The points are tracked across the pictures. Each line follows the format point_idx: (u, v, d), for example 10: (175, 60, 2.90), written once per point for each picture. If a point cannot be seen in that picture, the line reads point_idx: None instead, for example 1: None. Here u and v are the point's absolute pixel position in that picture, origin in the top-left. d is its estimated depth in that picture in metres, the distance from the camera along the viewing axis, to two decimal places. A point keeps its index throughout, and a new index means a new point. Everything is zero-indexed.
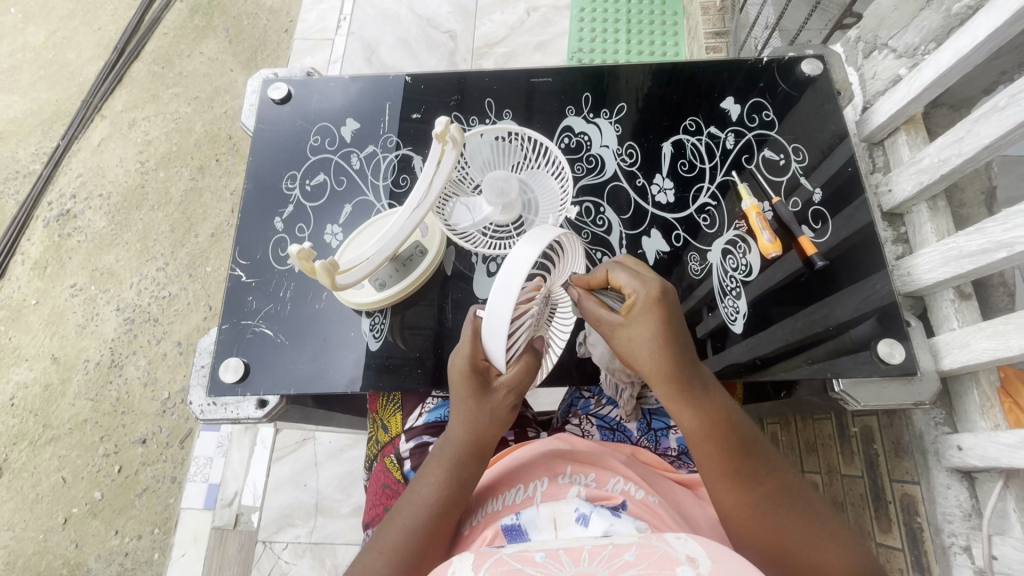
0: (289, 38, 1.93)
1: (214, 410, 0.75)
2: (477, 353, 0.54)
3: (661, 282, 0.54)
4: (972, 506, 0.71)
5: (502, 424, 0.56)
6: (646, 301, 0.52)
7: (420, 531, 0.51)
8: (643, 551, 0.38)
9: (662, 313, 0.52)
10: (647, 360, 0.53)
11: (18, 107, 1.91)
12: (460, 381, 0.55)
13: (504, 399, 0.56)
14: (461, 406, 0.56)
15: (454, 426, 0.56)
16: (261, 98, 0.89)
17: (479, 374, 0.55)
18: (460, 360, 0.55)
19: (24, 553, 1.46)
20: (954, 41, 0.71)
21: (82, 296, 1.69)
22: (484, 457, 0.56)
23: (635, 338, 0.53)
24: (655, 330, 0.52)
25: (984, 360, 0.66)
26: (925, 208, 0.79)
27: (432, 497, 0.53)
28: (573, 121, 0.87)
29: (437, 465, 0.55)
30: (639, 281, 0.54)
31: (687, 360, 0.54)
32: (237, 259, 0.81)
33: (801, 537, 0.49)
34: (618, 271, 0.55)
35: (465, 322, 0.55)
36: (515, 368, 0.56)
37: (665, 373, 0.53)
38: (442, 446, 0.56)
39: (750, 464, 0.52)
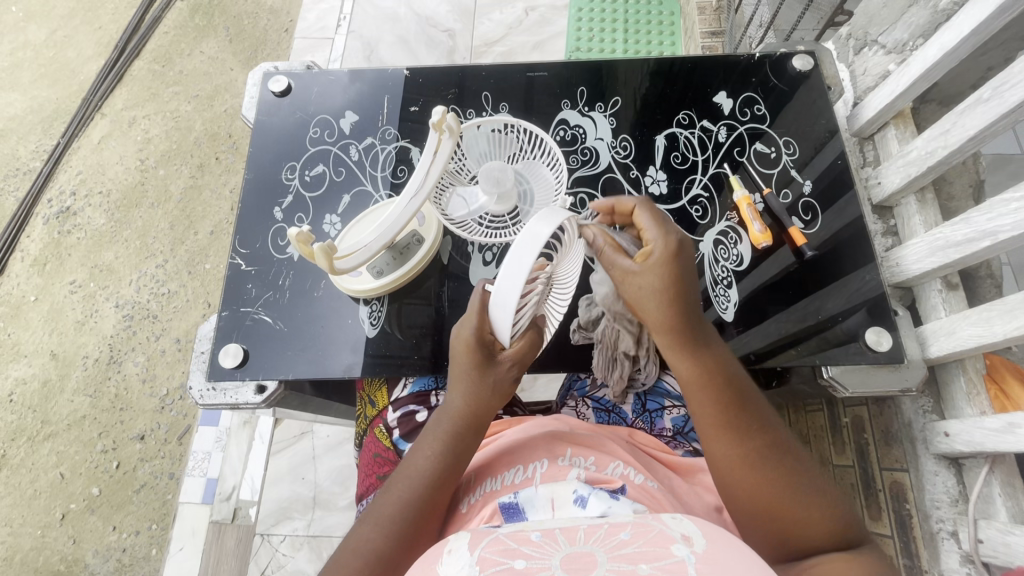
0: (288, 38, 1.94)
1: (213, 395, 0.76)
2: (484, 325, 0.55)
3: (680, 238, 0.56)
4: (960, 492, 0.72)
5: (502, 397, 0.58)
6: (663, 253, 0.54)
7: (416, 502, 0.53)
8: (639, 530, 0.38)
9: (675, 266, 0.54)
10: (653, 306, 0.55)
11: (18, 105, 1.93)
12: (464, 353, 0.56)
13: (506, 373, 0.57)
14: (462, 378, 0.57)
15: (454, 398, 0.58)
16: (261, 91, 0.91)
17: (483, 346, 0.56)
18: (466, 330, 0.56)
19: (23, 548, 1.47)
20: (940, 36, 0.73)
21: (81, 293, 1.70)
22: (482, 431, 0.57)
23: (645, 284, 0.55)
24: (665, 280, 0.54)
25: (970, 347, 0.68)
26: (914, 201, 0.80)
27: (430, 468, 0.54)
28: (569, 114, 0.88)
29: (436, 437, 0.56)
30: (659, 231, 0.56)
31: (692, 314, 0.56)
32: (237, 248, 0.83)
33: (787, 490, 0.50)
34: (645, 214, 0.58)
35: (473, 294, 0.56)
36: (519, 343, 0.57)
37: (668, 323, 0.55)
38: (440, 417, 0.58)
39: (744, 417, 0.53)
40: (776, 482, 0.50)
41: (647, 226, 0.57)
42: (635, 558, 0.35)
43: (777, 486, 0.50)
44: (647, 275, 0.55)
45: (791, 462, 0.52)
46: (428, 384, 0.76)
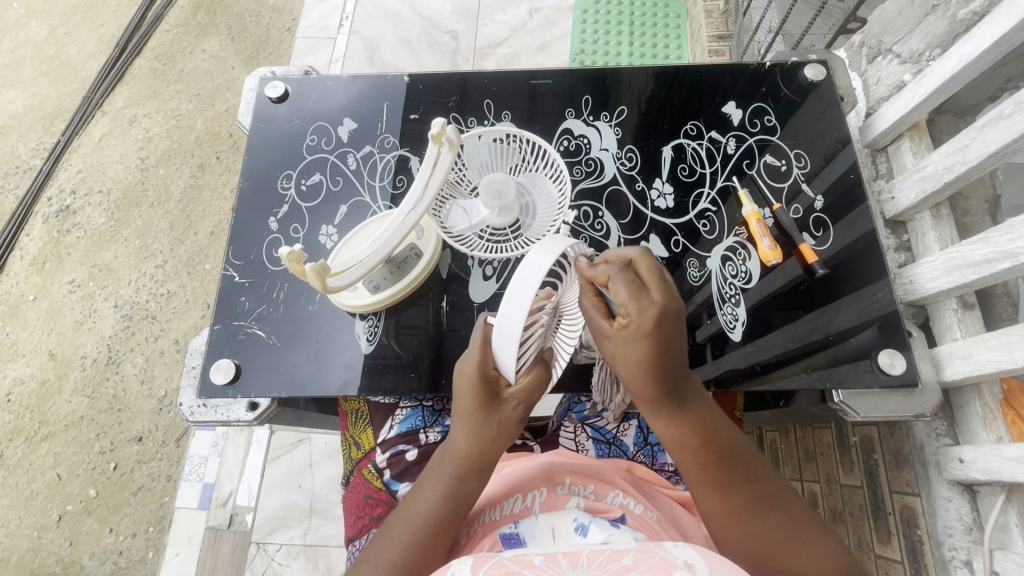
0: (291, 37, 1.91)
1: (204, 412, 0.75)
2: (486, 360, 0.51)
3: (661, 305, 0.47)
4: (974, 520, 0.70)
5: (508, 437, 0.54)
6: (636, 329, 0.46)
7: (416, 547, 0.51)
8: (641, 556, 0.37)
9: (653, 339, 0.47)
10: (629, 377, 0.50)
11: (18, 102, 1.91)
12: (468, 392, 0.52)
13: (512, 411, 0.52)
14: (466, 417, 0.53)
15: (456, 438, 0.54)
16: (257, 97, 0.89)
17: (488, 385, 0.52)
18: (467, 367, 0.52)
19: (19, 550, 1.45)
20: (959, 47, 0.70)
21: (80, 293, 1.69)
22: (487, 472, 0.54)
23: (621, 356, 0.49)
24: (640, 356, 0.47)
25: (987, 371, 0.65)
26: (928, 216, 0.78)
27: (431, 512, 0.52)
28: (573, 124, 0.86)
29: (437, 478, 0.54)
30: (632, 302, 0.47)
31: (679, 374, 0.50)
32: (231, 259, 0.80)
33: (779, 546, 0.51)
34: (618, 282, 0.47)
35: (475, 328, 0.52)
36: (527, 378, 0.52)
37: (651, 392, 0.50)
38: (443, 457, 0.55)
39: (730, 475, 0.52)
40: (767, 540, 0.51)
41: (621, 295, 0.47)
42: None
43: (769, 545, 0.51)
44: (626, 347, 0.48)
45: (779, 515, 0.52)
46: (415, 422, 0.74)
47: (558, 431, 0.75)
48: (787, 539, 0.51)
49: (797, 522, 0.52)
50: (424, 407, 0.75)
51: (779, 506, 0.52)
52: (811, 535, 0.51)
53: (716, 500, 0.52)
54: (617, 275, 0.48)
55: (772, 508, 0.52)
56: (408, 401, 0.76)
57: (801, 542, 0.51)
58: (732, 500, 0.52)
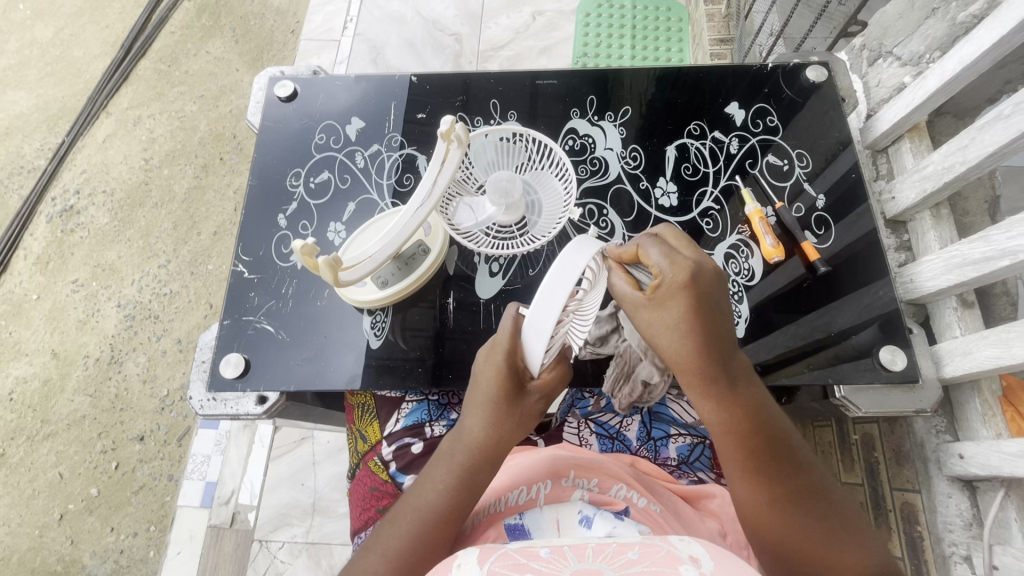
0: (294, 39, 1.93)
1: (214, 406, 0.76)
2: (515, 352, 0.52)
3: (696, 264, 0.49)
4: (973, 515, 0.71)
5: (523, 430, 0.56)
6: (674, 284, 0.49)
7: (426, 535, 0.51)
8: (646, 551, 0.37)
9: (692, 299, 0.49)
10: (669, 340, 0.51)
11: (24, 103, 1.92)
12: (494, 381, 0.53)
13: (533, 405, 0.55)
14: (485, 406, 0.54)
15: (471, 429, 0.55)
16: (266, 96, 0.90)
17: (514, 376, 0.53)
18: (496, 358, 0.53)
19: (20, 548, 1.46)
20: (959, 49, 0.71)
21: (83, 292, 1.70)
22: (498, 463, 0.55)
23: (660, 318, 0.51)
24: (680, 314, 0.49)
25: (985, 368, 0.66)
26: (928, 216, 0.79)
27: (442, 501, 0.53)
28: (578, 123, 0.87)
29: (449, 467, 0.54)
30: (669, 262, 0.49)
31: (720, 352, 0.51)
32: (240, 255, 0.81)
33: (816, 534, 0.50)
34: (650, 248, 0.51)
35: (504, 318, 0.52)
36: (549, 373, 0.55)
37: (693, 366, 0.51)
38: (455, 446, 0.56)
39: (772, 458, 0.52)
40: (803, 526, 0.51)
41: (655, 259, 0.50)
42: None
43: (805, 533, 0.50)
44: (666, 313, 0.50)
45: (817, 504, 0.52)
46: (421, 415, 0.75)
47: (561, 427, 0.75)
48: (825, 529, 0.51)
49: (834, 513, 0.52)
50: (430, 401, 0.76)
51: (817, 496, 0.52)
52: (849, 529, 0.51)
53: (753, 484, 0.52)
54: (650, 245, 0.51)
55: (811, 496, 0.52)
56: (414, 395, 0.77)
57: (837, 533, 0.51)
58: (771, 483, 0.52)
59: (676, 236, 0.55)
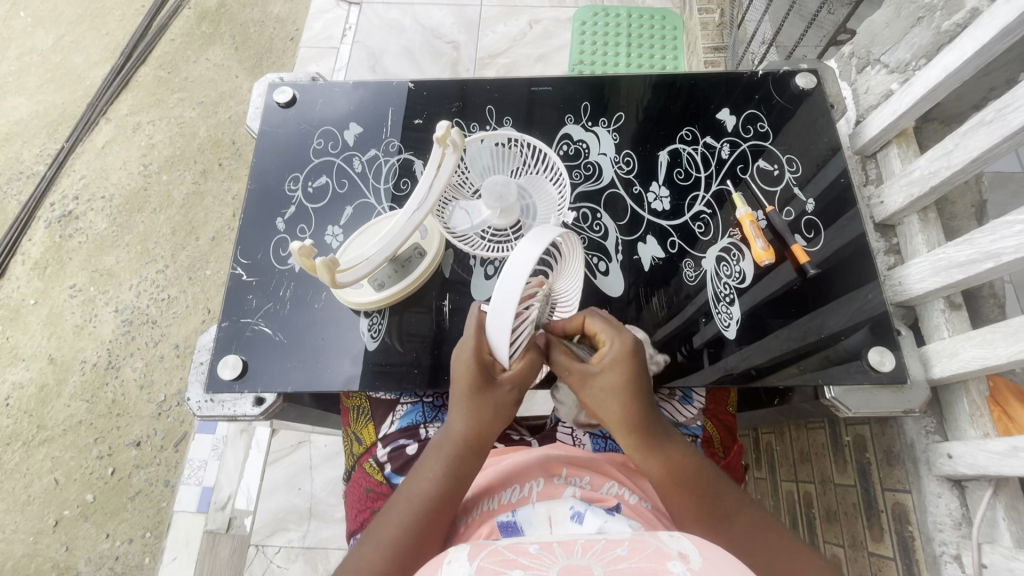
0: (294, 46, 1.95)
1: (210, 407, 0.76)
2: (482, 345, 0.55)
3: (634, 337, 0.57)
4: (963, 515, 0.71)
5: (503, 419, 0.57)
6: (617, 351, 0.55)
7: (417, 524, 0.52)
8: (635, 547, 0.38)
9: (632, 363, 0.55)
10: (615, 408, 0.55)
11: (23, 109, 1.93)
12: (466, 375, 0.56)
13: (507, 395, 0.57)
14: (464, 399, 0.56)
15: (453, 423, 0.57)
16: (266, 102, 0.91)
17: (484, 368, 0.55)
18: (465, 353, 0.55)
19: (14, 555, 1.45)
20: (943, 57, 0.73)
21: (81, 297, 1.70)
22: (483, 451, 0.57)
23: (606, 385, 0.55)
24: (624, 377, 0.55)
25: (972, 368, 0.67)
26: (916, 220, 0.80)
27: (432, 490, 0.54)
28: (572, 129, 0.89)
29: (436, 459, 0.56)
30: (608, 331, 0.56)
31: (653, 409, 0.56)
32: (239, 258, 0.82)
33: (779, 569, 0.50)
34: (592, 318, 0.58)
35: (469, 317, 0.57)
36: (520, 364, 0.56)
37: (631, 423, 0.55)
38: (442, 440, 0.57)
39: (715, 504, 0.54)
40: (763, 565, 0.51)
41: (597, 326, 0.57)
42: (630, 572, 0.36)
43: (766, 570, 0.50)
44: (606, 376, 0.55)
45: (773, 539, 0.52)
46: (416, 417, 0.76)
47: (556, 427, 0.77)
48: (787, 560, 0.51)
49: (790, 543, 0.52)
50: (425, 403, 0.77)
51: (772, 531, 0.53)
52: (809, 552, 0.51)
53: (704, 532, 0.53)
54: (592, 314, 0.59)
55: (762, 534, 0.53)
56: (409, 397, 0.78)
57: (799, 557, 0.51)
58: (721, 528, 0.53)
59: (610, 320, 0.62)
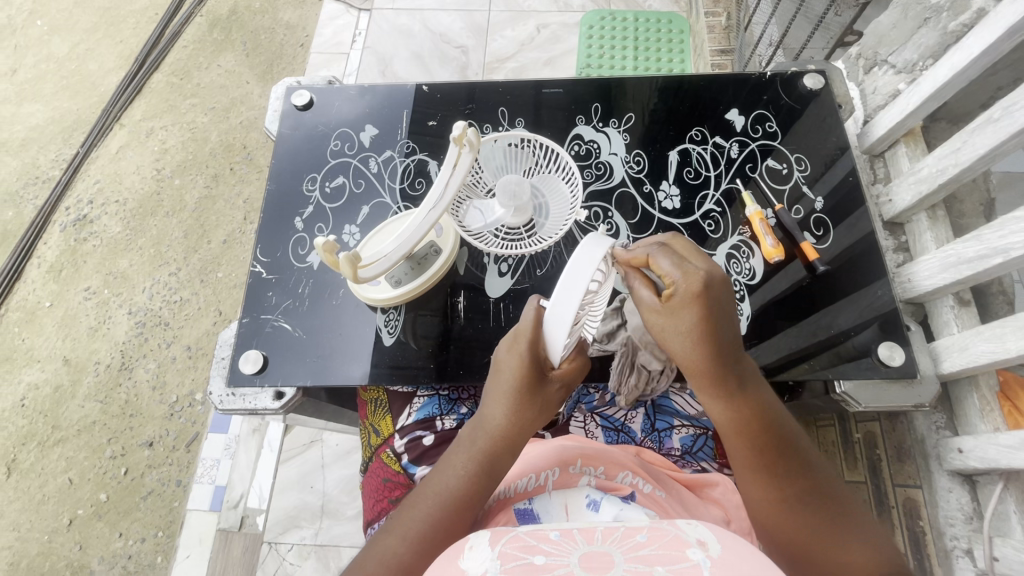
0: (304, 52, 1.98)
1: (232, 401, 0.77)
2: (537, 342, 0.53)
3: (706, 273, 0.51)
4: (974, 509, 0.72)
5: (542, 417, 0.58)
6: (686, 294, 0.50)
7: (444, 518, 0.53)
8: (654, 534, 0.39)
9: (702, 307, 0.50)
10: (680, 348, 0.53)
11: (39, 116, 1.97)
12: (516, 372, 0.55)
13: (552, 393, 0.57)
14: (507, 396, 0.56)
15: (492, 418, 0.57)
16: (284, 105, 0.93)
17: (536, 366, 0.55)
18: (518, 348, 0.54)
19: (29, 553, 1.48)
20: (950, 57, 0.74)
21: (96, 300, 1.73)
22: (514, 451, 0.57)
23: (668, 328, 0.52)
24: (690, 324, 0.51)
25: (983, 363, 0.68)
26: (924, 217, 0.81)
27: (459, 486, 0.54)
28: (583, 130, 0.90)
29: (468, 455, 0.56)
30: (680, 275, 0.51)
31: (726, 352, 0.52)
32: (258, 257, 0.84)
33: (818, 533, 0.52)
34: (662, 260, 0.52)
35: (527, 309, 0.54)
36: (569, 363, 0.57)
37: (704, 367, 0.52)
38: (475, 434, 0.57)
39: (775, 451, 0.54)
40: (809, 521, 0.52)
41: (667, 269, 0.52)
42: (651, 560, 0.37)
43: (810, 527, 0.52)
44: (673, 320, 0.51)
45: (821, 500, 0.54)
46: (432, 409, 0.77)
47: (568, 421, 0.77)
48: (829, 523, 0.53)
49: (836, 504, 0.54)
50: (440, 396, 0.78)
51: (824, 494, 0.54)
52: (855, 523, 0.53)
53: (761, 482, 0.54)
54: (660, 254, 0.53)
55: (812, 486, 0.54)
56: (425, 390, 0.79)
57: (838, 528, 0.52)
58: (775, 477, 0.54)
59: (685, 243, 0.56)
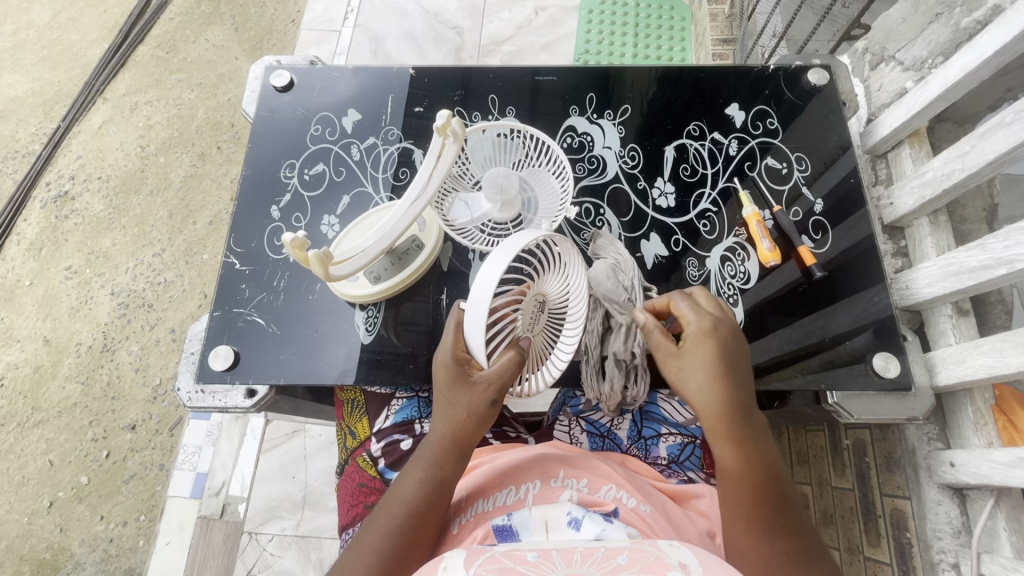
0: (294, 28, 1.91)
1: (202, 398, 0.75)
2: (460, 342, 0.57)
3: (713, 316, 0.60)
4: (962, 523, 0.71)
5: (483, 420, 0.56)
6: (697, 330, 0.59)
7: (399, 531, 0.51)
8: (636, 556, 0.37)
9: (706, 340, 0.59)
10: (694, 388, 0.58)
11: (20, 86, 1.90)
12: (443, 374, 0.57)
13: (483, 392, 0.55)
14: (443, 400, 0.56)
15: (434, 424, 0.56)
16: (262, 85, 0.89)
17: (460, 366, 0.56)
18: (444, 351, 0.57)
19: (8, 536, 1.45)
20: (962, 55, 0.70)
21: (77, 279, 1.68)
22: (463, 455, 0.56)
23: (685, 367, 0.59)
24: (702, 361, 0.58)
25: (980, 376, 0.66)
26: (926, 223, 0.78)
27: (413, 495, 0.53)
28: (577, 121, 0.86)
29: (418, 463, 0.55)
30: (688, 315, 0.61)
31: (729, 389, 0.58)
32: (232, 246, 0.81)
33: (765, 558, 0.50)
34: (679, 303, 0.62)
35: (450, 314, 0.59)
36: (496, 362, 0.55)
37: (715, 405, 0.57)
38: (424, 442, 0.57)
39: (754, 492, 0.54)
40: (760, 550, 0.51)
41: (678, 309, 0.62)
42: None
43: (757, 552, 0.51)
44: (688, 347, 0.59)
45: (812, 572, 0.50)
46: (411, 412, 0.74)
47: (553, 425, 0.76)
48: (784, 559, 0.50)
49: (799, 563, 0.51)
50: (420, 398, 0.75)
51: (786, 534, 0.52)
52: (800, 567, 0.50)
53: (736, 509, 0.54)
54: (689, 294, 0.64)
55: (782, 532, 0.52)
56: (405, 392, 0.76)
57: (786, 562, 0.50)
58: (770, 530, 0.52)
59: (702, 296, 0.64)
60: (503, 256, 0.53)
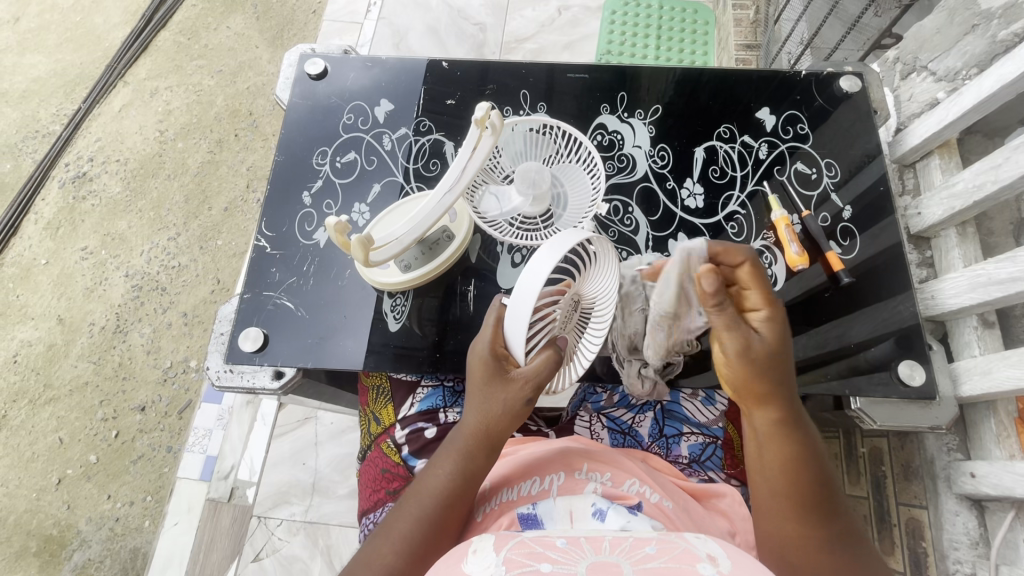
0: (316, 19, 1.92)
1: (230, 377, 0.76)
2: (498, 338, 0.56)
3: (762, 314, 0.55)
4: (980, 535, 0.71)
5: (516, 416, 0.56)
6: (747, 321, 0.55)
7: (430, 520, 0.52)
8: (664, 546, 0.38)
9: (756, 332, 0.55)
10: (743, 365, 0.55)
11: (41, 67, 1.92)
12: (479, 367, 0.56)
13: (521, 390, 0.55)
14: (477, 394, 0.57)
15: (466, 417, 0.57)
16: (297, 73, 0.89)
17: (498, 362, 0.56)
18: (481, 346, 0.57)
19: (16, 511, 1.46)
20: (998, 68, 0.71)
21: (92, 260, 1.70)
22: (494, 448, 0.56)
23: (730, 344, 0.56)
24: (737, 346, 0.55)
25: (1005, 388, 0.66)
26: (953, 234, 0.79)
27: (444, 485, 0.54)
28: (607, 119, 0.87)
29: (449, 453, 0.56)
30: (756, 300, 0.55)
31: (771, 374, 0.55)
32: (263, 231, 0.82)
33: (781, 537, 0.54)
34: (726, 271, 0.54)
35: (490, 309, 0.58)
36: (535, 360, 0.55)
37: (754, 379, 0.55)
38: (454, 433, 0.57)
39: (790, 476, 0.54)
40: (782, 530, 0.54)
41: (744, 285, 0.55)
42: (659, 572, 0.35)
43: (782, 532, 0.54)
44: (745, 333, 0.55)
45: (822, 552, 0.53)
46: (436, 401, 0.75)
47: (573, 420, 0.76)
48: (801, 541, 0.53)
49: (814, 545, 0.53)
50: (445, 387, 0.76)
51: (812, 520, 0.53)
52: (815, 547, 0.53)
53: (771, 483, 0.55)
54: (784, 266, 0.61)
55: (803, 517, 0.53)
56: (430, 380, 0.77)
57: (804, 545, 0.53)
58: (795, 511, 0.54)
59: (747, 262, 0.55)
60: (551, 257, 0.52)
